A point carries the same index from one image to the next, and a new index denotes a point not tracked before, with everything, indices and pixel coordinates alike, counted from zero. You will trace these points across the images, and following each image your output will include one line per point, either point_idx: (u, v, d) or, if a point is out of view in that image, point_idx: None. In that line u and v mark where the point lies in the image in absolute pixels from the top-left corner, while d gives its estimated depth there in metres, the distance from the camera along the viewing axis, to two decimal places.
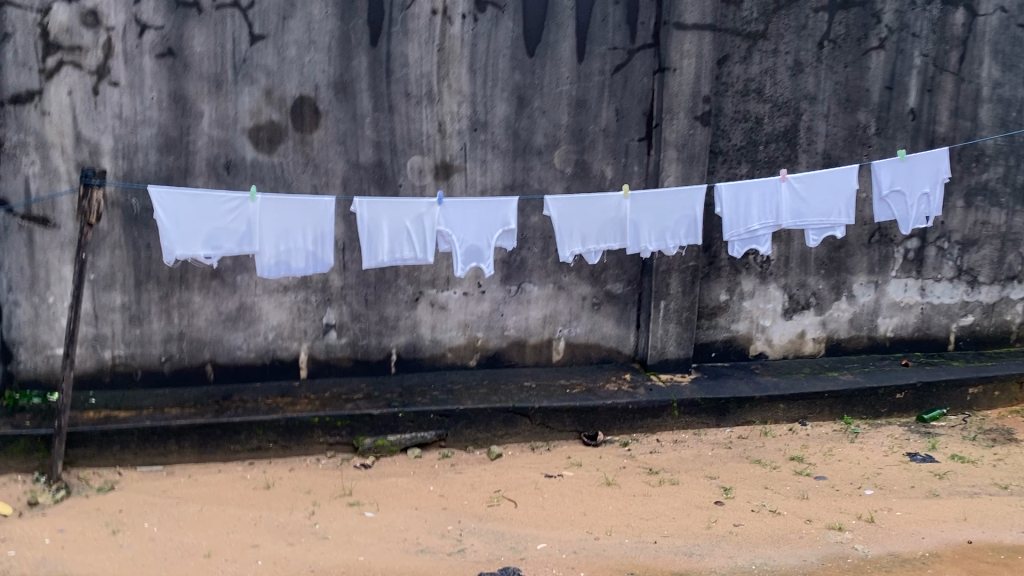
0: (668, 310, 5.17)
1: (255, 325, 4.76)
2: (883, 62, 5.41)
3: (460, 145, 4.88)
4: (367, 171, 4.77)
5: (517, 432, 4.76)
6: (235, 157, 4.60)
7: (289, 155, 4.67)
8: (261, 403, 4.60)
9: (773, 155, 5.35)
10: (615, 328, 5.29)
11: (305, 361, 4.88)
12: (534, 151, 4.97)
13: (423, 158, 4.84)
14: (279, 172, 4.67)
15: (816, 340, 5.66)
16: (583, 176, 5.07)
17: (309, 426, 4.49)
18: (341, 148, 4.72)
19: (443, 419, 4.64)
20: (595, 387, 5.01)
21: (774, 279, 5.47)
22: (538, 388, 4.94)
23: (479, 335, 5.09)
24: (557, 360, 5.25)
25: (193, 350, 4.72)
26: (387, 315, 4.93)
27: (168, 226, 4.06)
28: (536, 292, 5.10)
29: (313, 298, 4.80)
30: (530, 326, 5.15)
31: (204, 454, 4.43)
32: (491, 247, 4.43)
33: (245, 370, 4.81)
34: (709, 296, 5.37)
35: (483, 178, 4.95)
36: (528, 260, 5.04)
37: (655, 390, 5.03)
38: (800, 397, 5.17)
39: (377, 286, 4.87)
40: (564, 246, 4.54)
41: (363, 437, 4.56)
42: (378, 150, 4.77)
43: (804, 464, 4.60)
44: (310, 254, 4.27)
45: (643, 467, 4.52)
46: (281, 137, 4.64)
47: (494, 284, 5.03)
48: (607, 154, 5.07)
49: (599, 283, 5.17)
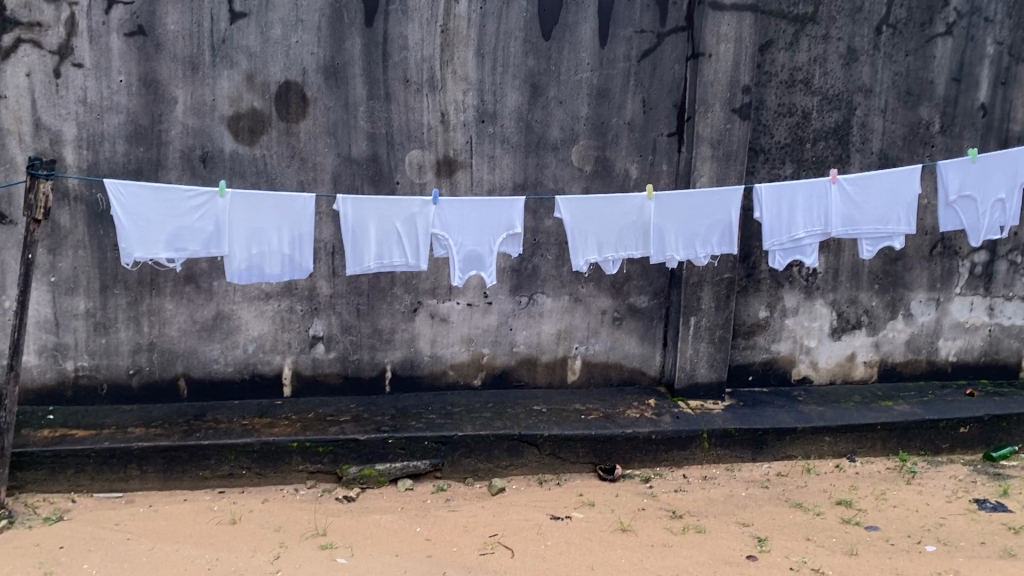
0: (699, 328, 4.58)
1: (233, 336, 4.28)
2: (950, 51, 4.76)
3: (466, 139, 4.35)
4: (360, 166, 4.27)
5: (523, 463, 4.21)
6: (212, 149, 4.13)
7: (272, 147, 4.18)
8: (236, 424, 4.10)
9: (821, 154, 4.74)
10: (639, 346, 4.71)
11: (290, 377, 4.38)
12: (549, 147, 4.42)
13: (423, 153, 4.32)
14: (261, 166, 4.19)
15: (867, 363, 5.02)
16: (604, 175, 4.51)
17: (287, 451, 3.99)
18: (331, 140, 4.22)
19: (439, 447, 4.10)
20: (614, 413, 4.43)
21: (821, 293, 4.85)
22: (549, 412, 4.38)
23: (484, 352, 4.55)
24: (573, 382, 4.69)
25: (164, 362, 4.24)
26: (381, 327, 4.41)
27: (127, 224, 3.58)
28: (549, 304, 4.55)
29: (299, 308, 4.31)
30: (543, 342, 4.59)
31: (169, 481, 3.94)
32: (493, 253, 3.88)
33: (223, 386, 4.33)
34: (746, 312, 4.77)
35: (491, 175, 4.41)
36: (541, 268, 4.49)
37: (682, 419, 4.44)
38: (849, 430, 4.54)
39: (371, 295, 4.35)
40: (577, 253, 3.97)
41: (348, 465, 4.04)
42: (373, 143, 4.26)
43: (853, 510, 3.97)
44: (287, 259, 3.76)
45: (665, 509, 3.93)
46: (265, 127, 4.16)
47: (503, 294, 4.49)
48: (631, 151, 4.50)
49: (621, 295, 4.60)
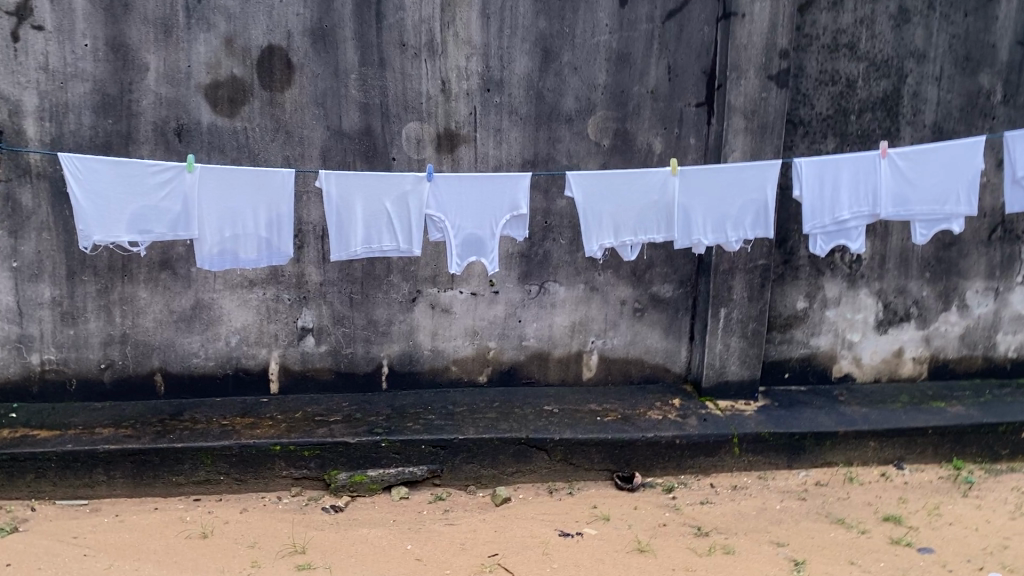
0: (730, 320, 4.12)
1: (214, 328, 3.90)
2: (1015, 11, 4.23)
3: (470, 110, 3.92)
4: (352, 140, 3.86)
5: (532, 470, 3.79)
6: (189, 121, 3.74)
7: (254, 119, 3.78)
8: (215, 424, 3.72)
9: (867, 127, 4.25)
10: (663, 340, 4.26)
11: (276, 373, 3.99)
12: (562, 118, 3.98)
13: (422, 126, 3.90)
14: (243, 140, 3.79)
15: (916, 360, 4.54)
16: (624, 151, 4.06)
17: (269, 456, 3.60)
18: (320, 111, 3.81)
19: (437, 452, 3.70)
20: (633, 414, 4.00)
21: (866, 282, 4.37)
22: (561, 413, 3.96)
23: (491, 346, 4.13)
24: (589, 379, 4.26)
25: (139, 356, 3.88)
26: (377, 318, 4.00)
27: (85, 204, 3.19)
28: (563, 294, 4.12)
29: (285, 297, 3.91)
30: (555, 336, 4.17)
31: (139, 487, 3.58)
32: (495, 237, 3.44)
33: (203, 382, 3.95)
34: (782, 303, 4.31)
35: (498, 151, 3.98)
36: (553, 254, 4.06)
37: (710, 421, 4.00)
38: (896, 434, 4.08)
39: (365, 283, 3.95)
40: (591, 236, 3.49)
41: (337, 471, 3.65)
42: (366, 114, 3.84)
43: (904, 529, 3.51)
44: (264, 243, 3.36)
45: (689, 525, 3.50)
46: (246, 97, 3.76)
47: (511, 283, 4.07)
48: (654, 123, 4.04)
49: (643, 284, 4.16)
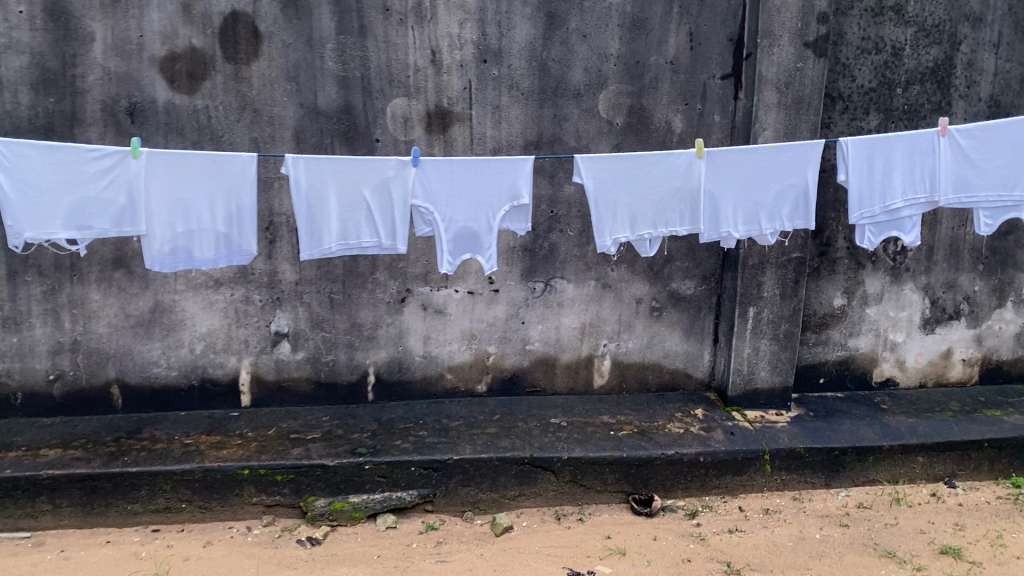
0: (759, 321, 3.65)
1: (176, 333, 3.45)
2: None
3: (464, 84, 3.44)
4: (330, 120, 3.39)
5: (537, 493, 3.34)
6: (142, 99, 3.27)
7: (217, 96, 3.31)
8: (176, 444, 3.28)
9: (916, 102, 3.73)
10: (683, 343, 3.80)
11: (248, 384, 3.54)
12: (569, 93, 3.50)
13: (410, 102, 3.42)
14: (204, 120, 3.32)
15: (966, 362, 4.06)
16: (640, 130, 3.57)
17: (237, 481, 3.16)
18: (292, 86, 3.34)
19: (428, 474, 3.25)
20: (651, 428, 3.54)
21: (911, 276, 3.89)
22: (570, 427, 3.50)
23: (490, 351, 3.67)
24: (601, 387, 3.81)
25: (92, 366, 3.43)
26: (361, 321, 3.55)
27: (12, 194, 2.73)
28: (571, 292, 3.65)
29: (257, 298, 3.46)
30: (563, 339, 3.71)
31: (89, 517, 3.14)
32: (492, 231, 2.96)
33: (165, 395, 3.50)
34: (818, 299, 3.84)
35: (496, 131, 3.50)
36: (560, 248, 3.59)
37: (738, 435, 3.54)
38: (948, 449, 3.61)
39: (346, 282, 3.49)
40: (604, 230, 3.00)
41: (315, 498, 3.21)
42: (345, 89, 3.37)
43: (966, 564, 3.04)
44: (222, 240, 2.89)
45: (717, 560, 3.04)
46: (207, 71, 3.28)
47: (513, 280, 3.60)
48: (674, 98, 3.56)
49: (661, 280, 3.69)
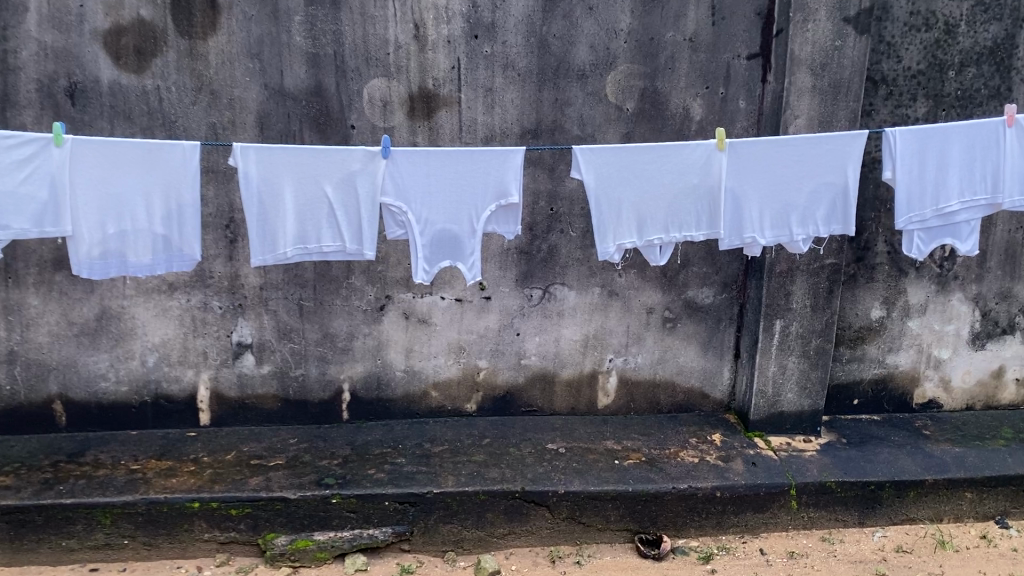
0: (787, 336, 3.22)
1: (126, 344, 3.06)
2: None
3: (452, 63, 3.01)
4: (298, 104, 2.98)
5: (529, 531, 2.94)
6: (84, 79, 2.87)
7: (170, 76, 2.90)
8: (121, 470, 2.90)
9: (970, 86, 3.26)
10: (700, 358, 3.37)
11: (207, 400, 3.16)
12: (573, 74, 3.06)
13: (390, 84, 3.00)
14: (155, 103, 2.91)
15: (1020, 382, 3.60)
16: (653, 117, 3.13)
17: (186, 515, 2.78)
18: (255, 64, 2.92)
19: (404, 509, 2.85)
20: (661, 457, 3.12)
21: (961, 285, 3.42)
22: (569, 455, 3.09)
23: (481, 366, 3.26)
24: (606, 407, 3.39)
25: (32, 380, 3.05)
26: (334, 331, 3.15)
27: None
28: (573, 300, 3.23)
29: (216, 304, 3.06)
30: (563, 353, 3.29)
31: (19, 554, 2.77)
32: (476, 235, 2.55)
33: (115, 412, 3.13)
34: (853, 311, 3.39)
35: (488, 117, 3.07)
36: (561, 250, 3.16)
37: (760, 466, 3.11)
38: (1001, 483, 3.15)
39: (318, 287, 3.08)
40: (607, 234, 2.58)
41: (275, 535, 2.82)
42: (316, 69, 2.95)
43: None
44: (160, 242, 2.48)
45: None
46: (158, 46, 2.87)
47: (507, 287, 3.18)
48: (692, 81, 3.11)
49: (675, 288, 3.26)
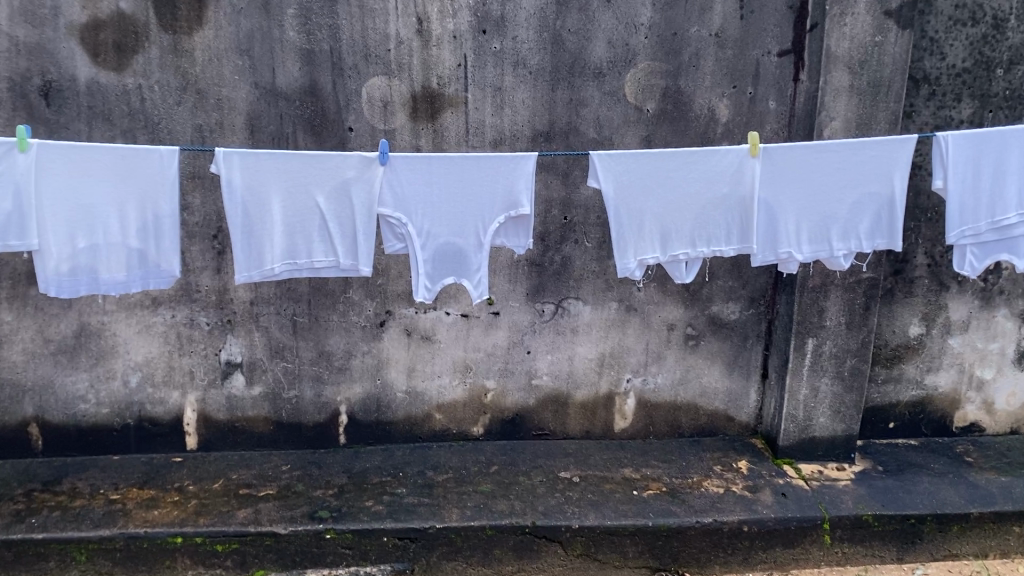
0: (819, 355, 2.97)
1: (107, 363, 2.84)
2: None
3: (458, 60, 2.77)
4: (291, 104, 2.75)
5: (540, 569, 2.71)
6: (60, 77, 2.64)
7: (152, 74, 2.68)
8: (100, 500, 2.67)
9: (1019, 85, 3.01)
10: (724, 378, 3.13)
11: (194, 423, 2.94)
12: (588, 72, 2.82)
13: (391, 83, 2.77)
14: (137, 103, 2.69)
15: None
16: (675, 118, 2.89)
17: (168, 552, 2.56)
18: (245, 61, 2.70)
19: (404, 545, 2.62)
20: (683, 487, 2.88)
21: (1006, 300, 3.17)
22: (583, 485, 2.85)
23: (489, 387, 3.03)
24: (622, 430, 3.16)
25: (6, 401, 2.83)
26: (331, 350, 2.92)
27: None
28: (588, 316, 2.99)
29: (203, 320, 2.84)
30: (577, 372, 3.06)
31: None
32: (482, 250, 2.32)
33: (95, 435, 2.91)
34: (890, 328, 3.14)
35: (497, 119, 2.84)
36: (575, 262, 2.92)
37: (791, 498, 2.86)
38: None
39: (313, 302, 2.86)
40: (627, 249, 2.34)
41: (265, 572, 2.61)
42: (310, 66, 2.72)
43: None
44: (135, 256, 2.26)
45: None
46: (139, 42, 2.65)
47: (517, 302, 2.95)
48: (718, 79, 2.87)
49: (698, 304, 3.02)
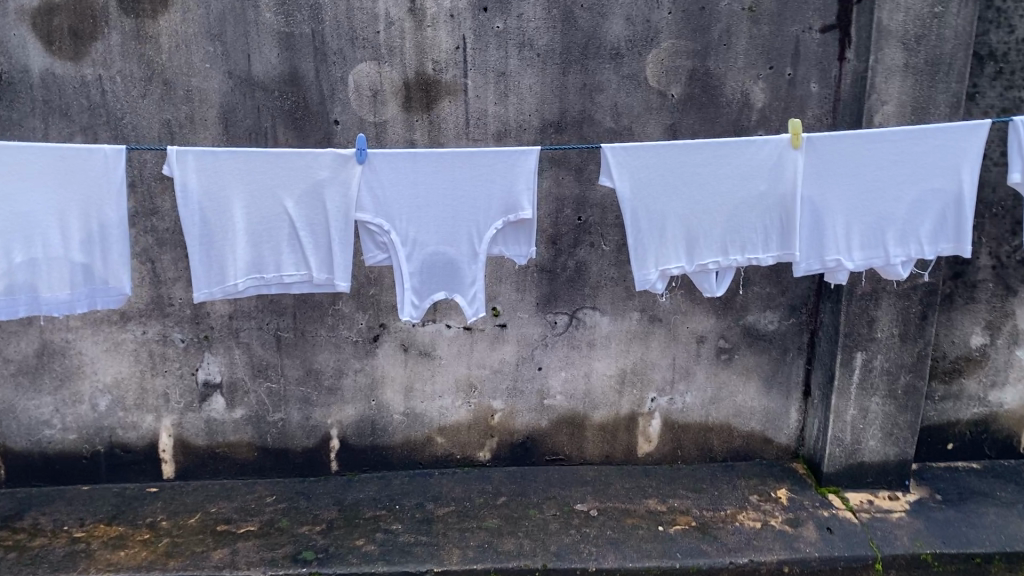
0: (869, 371, 2.62)
1: (72, 385, 2.57)
2: None
3: (456, 42, 2.45)
4: (269, 95, 2.45)
5: None
6: (11, 69, 2.37)
7: (114, 63, 2.39)
8: (61, 539, 2.41)
9: None
10: (761, 397, 2.79)
11: (171, 450, 2.67)
12: (604, 53, 2.49)
13: (380, 69, 2.45)
14: (97, 97, 2.41)
15: None
16: (704, 104, 2.55)
17: None
18: (216, 47, 2.40)
19: None
20: (715, 521, 2.55)
21: None
22: (602, 521, 2.53)
23: (496, 407, 2.72)
24: (646, 454, 2.83)
25: None
26: (319, 368, 2.62)
27: None
28: (606, 328, 2.67)
29: (178, 337, 2.56)
30: (595, 391, 2.74)
31: None
32: (477, 260, 2.02)
33: (62, 464, 2.64)
34: (950, 339, 2.78)
35: (501, 108, 2.52)
36: (591, 268, 2.59)
37: (838, 534, 2.52)
38: None
39: (298, 315, 2.56)
40: (646, 257, 2.02)
41: None
42: (289, 51, 2.42)
43: None
44: (79, 272, 1.97)
45: None
46: (98, 27, 2.36)
47: (526, 314, 2.63)
48: (753, 59, 2.52)
49: (732, 314, 2.68)
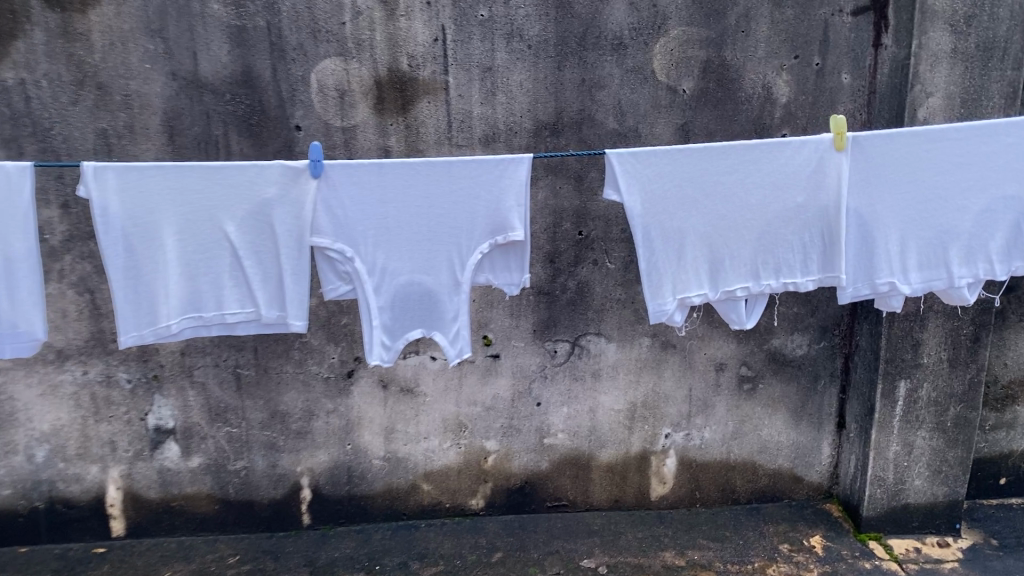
0: (914, 401, 2.30)
1: (3, 435, 2.24)
2: None
3: (434, 33, 2.13)
4: (220, 98, 2.13)
5: None
6: None
7: (38, 64, 2.06)
8: None
9: None
10: (789, 431, 2.47)
11: (119, 504, 2.35)
12: (604, 44, 2.16)
13: (348, 66, 2.13)
14: (21, 105, 2.08)
15: None
16: (720, 100, 2.22)
17: None
18: (157, 44, 2.08)
19: None
20: None
21: None
22: None
23: (490, 449, 2.40)
24: (661, 498, 2.50)
25: None
26: (287, 409, 2.30)
27: None
28: (612, 357, 2.34)
29: (123, 377, 2.23)
30: (602, 428, 2.41)
31: None
32: (461, 291, 1.72)
33: None
34: (1002, 361, 2.46)
35: (488, 109, 2.19)
36: (594, 289, 2.27)
37: None
38: None
39: (261, 349, 2.24)
40: (663, 283, 1.69)
41: None
42: (241, 48, 2.09)
43: None
44: None
45: None
46: (18, 24, 2.03)
47: (522, 343, 2.30)
48: (776, 47, 2.19)
49: (755, 338, 2.36)
